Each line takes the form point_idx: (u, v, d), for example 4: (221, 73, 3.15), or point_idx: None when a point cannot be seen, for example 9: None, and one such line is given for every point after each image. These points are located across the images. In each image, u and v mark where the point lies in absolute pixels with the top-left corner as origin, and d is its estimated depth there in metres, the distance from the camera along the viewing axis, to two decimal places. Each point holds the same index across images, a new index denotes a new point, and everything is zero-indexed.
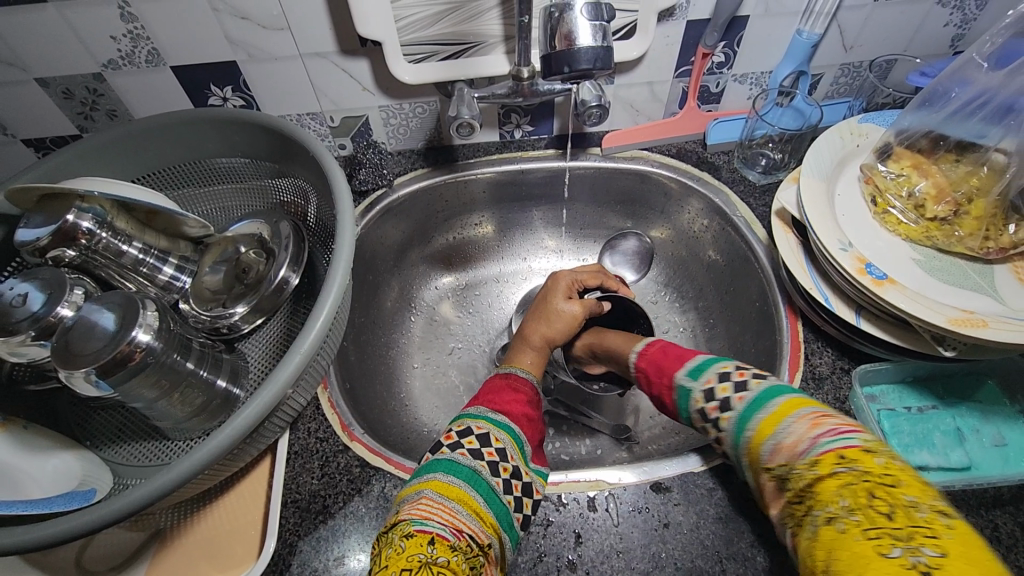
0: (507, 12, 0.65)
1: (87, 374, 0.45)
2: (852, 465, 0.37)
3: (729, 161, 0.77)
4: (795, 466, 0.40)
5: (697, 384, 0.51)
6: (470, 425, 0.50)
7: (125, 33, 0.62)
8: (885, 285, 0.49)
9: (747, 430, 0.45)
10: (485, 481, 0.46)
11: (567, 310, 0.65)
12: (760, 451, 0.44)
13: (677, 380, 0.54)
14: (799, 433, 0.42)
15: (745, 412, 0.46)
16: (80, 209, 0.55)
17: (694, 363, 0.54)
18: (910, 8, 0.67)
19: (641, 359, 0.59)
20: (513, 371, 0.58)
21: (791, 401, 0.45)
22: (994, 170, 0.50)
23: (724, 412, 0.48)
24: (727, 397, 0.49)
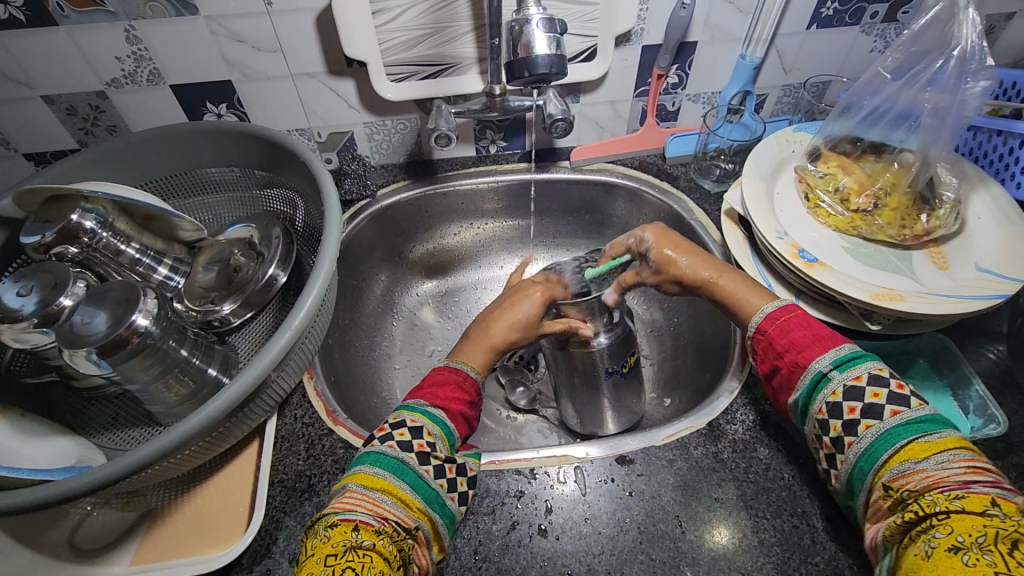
0: (480, 36, 0.72)
1: (89, 353, 0.49)
2: (1008, 515, 0.35)
3: (686, 172, 0.84)
4: (937, 494, 0.37)
5: (840, 375, 0.45)
6: (404, 419, 0.49)
7: (129, 54, 0.68)
8: (815, 267, 0.56)
9: (892, 446, 0.41)
10: (413, 471, 0.46)
11: (524, 311, 0.59)
12: (889, 467, 0.41)
13: (816, 363, 0.47)
14: (957, 471, 0.38)
15: (900, 430, 0.41)
16: (84, 209, 0.60)
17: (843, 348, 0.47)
18: (838, 35, 0.75)
19: (759, 333, 0.52)
20: (448, 364, 0.55)
21: (952, 443, 0.40)
22: (904, 165, 0.59)
23: (869, 417, 0.43)
24: (866, 410, 0.44)
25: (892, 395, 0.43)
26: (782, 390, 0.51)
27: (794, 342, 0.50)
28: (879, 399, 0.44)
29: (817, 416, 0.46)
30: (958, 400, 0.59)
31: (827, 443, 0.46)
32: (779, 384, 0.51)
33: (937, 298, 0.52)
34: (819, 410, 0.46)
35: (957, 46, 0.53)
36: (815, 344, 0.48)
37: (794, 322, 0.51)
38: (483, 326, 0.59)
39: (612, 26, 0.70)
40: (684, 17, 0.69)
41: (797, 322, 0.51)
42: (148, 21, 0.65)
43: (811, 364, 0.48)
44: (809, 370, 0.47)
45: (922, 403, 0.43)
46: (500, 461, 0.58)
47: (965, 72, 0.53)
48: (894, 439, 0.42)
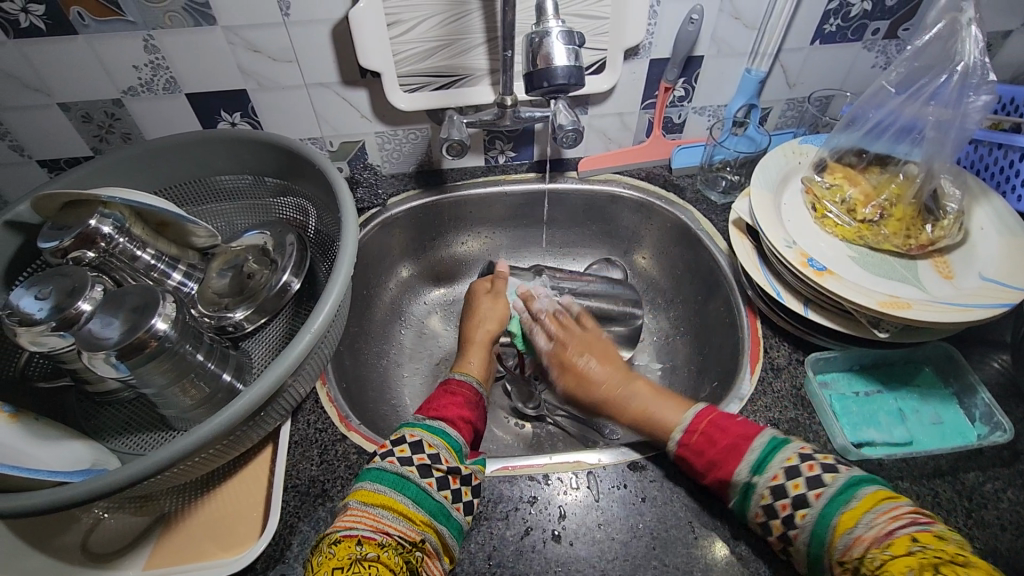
0: (492, 49, 0.73)
1: (108, 355, 0.49)
2: (926, 545, 0.39)
3: (693, 183, 0.86)
4: (873, 556, 0.40)
5: (760, 478, 0.48)
6: (404, 434, 0.52)
7: (146, 63, 0.69)
8: (824, 275, 0.57)
9: (829, 523, 0.44)
10: (414, 484, 0.48)
11: (489, 306, 0.72)
12: (834, 542, 0.43)
13: (738, 476, 0.49)
14: (879, 522, 0.42)
15: (827, 508, 0.45)
16: (102, 214, 0.60)
17: (757, 451, 0.49)
18: (840, 51, 0.77)
19: (682, 444, 0.53)
20: (454, 376, 0.61)
21: (867, 497, 0.44)
22: (909, 176, 0.60)
23: (799, 507, 0.46)
24: (790, 514, 0.46)
25: (810, 477, 0.47)
26: (719, 489, 0.52)
27: (717, 451, 0.51)
28: (810, 476, 0.47)
29: (760, 504, 0.48)
30: (965, 409, 0.60)
31: (777, 526, 0.47)
32: (713, 490, 0.52)
33: (942, 307, 0.53)
34: (756, 514, 0.48)
35: (961, 61, 0.54)
36: (732, 457, 0.50)
37: (712, 433, 0.52)
38: (468, 334, 0.69)
39: (622, 40, 0.71)
40: (691, 31, 0.71)
41: (714, 429, 0.52)
42: (167, 30, 0.66)
43: (735, 474, 0.50)
44: (736, 483, 0.49)
45: (833, 473, 0.46)
46: (514, 467, 0.58)
47: (967, 87, 0.54)
48: (828, 517, 0.44)
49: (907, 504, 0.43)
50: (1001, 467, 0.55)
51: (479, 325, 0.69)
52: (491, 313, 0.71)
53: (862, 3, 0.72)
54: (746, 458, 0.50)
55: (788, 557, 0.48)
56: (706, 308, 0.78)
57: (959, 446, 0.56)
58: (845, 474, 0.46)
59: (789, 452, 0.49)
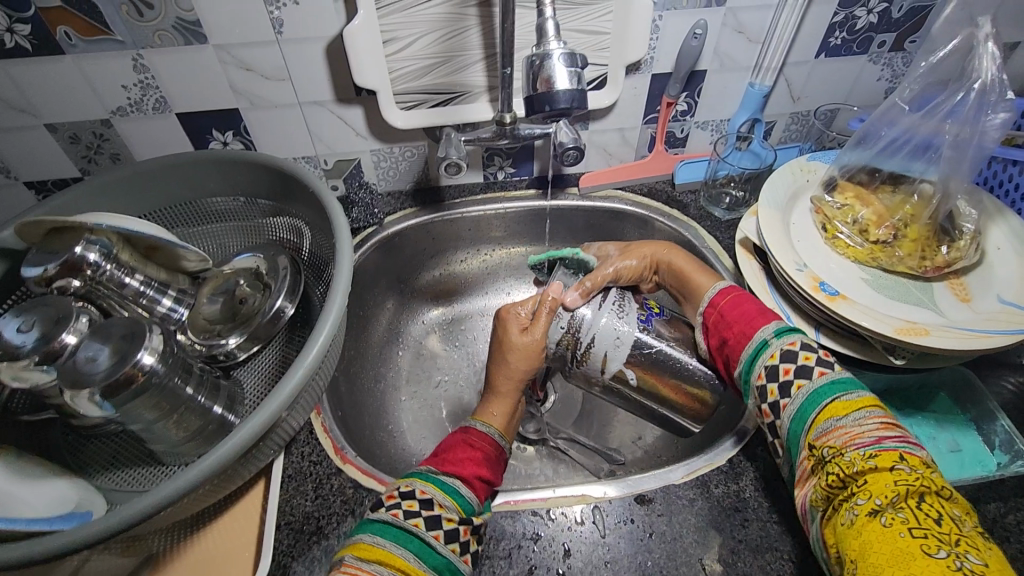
0: (490, 66, 0.71)
1: (93, 394, 0.48)
2: (912, 466, 0.41)
3: (696, 200, 0.84)
4: (855, 452, 0.43)
5: (777, 341, 0.52)
6: (415, 487, 0.50)
7: (135, 82, 0.67)
8: (837, 300, 0.55)
9: (817, 405, 0.47)
10: (418, 537, 0.46)
11: (524, 345, 0.63)
12: (815, 426, 0.46)
13: (759, 333, 0.54)
14: (871, 427, 0.44)
15: (823, 390, 0.48)
16: (89, 240, 0.58)
17: (772, 326, 0.54)
18: (846, 64, 0.76)
19: (709, 308, 0.60)
20: (475, 425, 0.60)
21: (861, 401, 0.46)
22: (923, 197, 0.58)
23: (799, 377, 0.50)
24: (786, 382, 0.50)
25: (821, 358, 0.50)
26: (728, 360, 0.57)
27: (734, 318, 0.58)
28: (809, 362, 0.50)
29: (756, 381, 0.53)
30: (983, 436, 0.58)
31: (767, 402, 0.51)
32: (722, 356, 0.59)
33: (961, 332, 0.51)
34: (757, 376, 0.53)
35: (979, 78, 0.52)
36: (761, 317, 0.56)
37: (742, 300, 0.59)
38: (492, 377, 0.65)
39: (623, 55, 0.69)
40: (695, 46, 0.69)
41: (739, 300, 0.59)
42: (156, 49, 0.64)
43: (757, 334, 0.55)
44: (753, 340, 0.54)
45: (841, 366, 0.50)
46: (517, 501, 0.56)
47: (985, 104, 0.53)
48: (816, 400, 0.48)
49: (897, 422, 0.45)
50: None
51: (509, 368, 0.63)
52: (522, 356, 0.63)
53: (868, 15, 0.70)
54: (766, 329, 0.54)
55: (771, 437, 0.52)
56: None
57: (979, 476, 0.54)
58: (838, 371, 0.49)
59: (773, 351, 0.53)
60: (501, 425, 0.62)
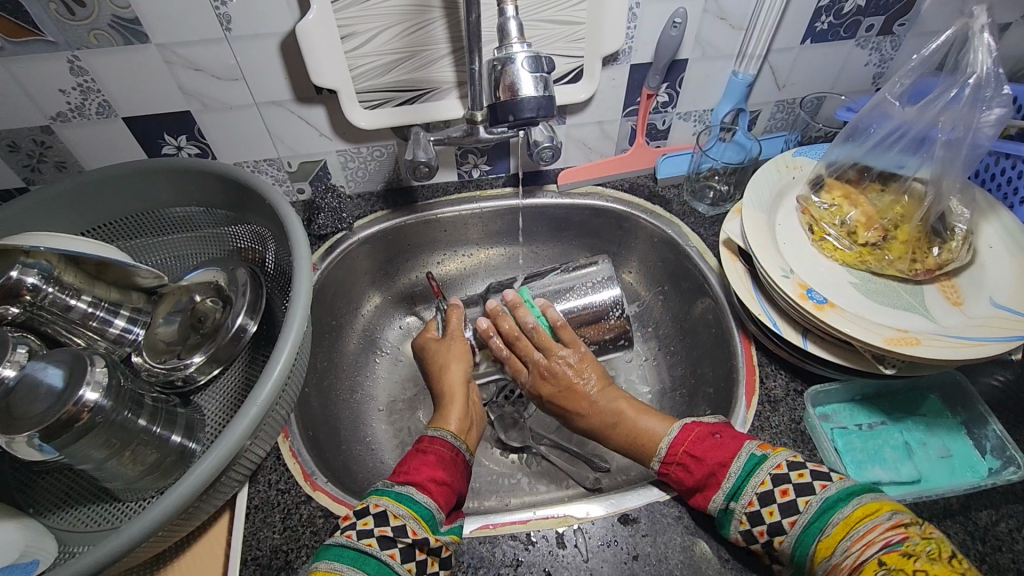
0: (459, 60, 0.67)
1: (31, 437, 0.44)
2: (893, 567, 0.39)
3: (679, 195, 0.81)
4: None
5: (736, 505, 0.48)
6: (369, 503, 0.47)
7: (74, 86, 0.61)
8: (825, 309, 0.52)
9: (808, 547, 0.44)
10: (375, 557, 0.43)
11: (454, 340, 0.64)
12: (816, 565, 0.44)
13: (715, 502, 0.49)
14: (851, 550, 0.42)
15: (804, 535, 0.45)
16: (25, 264, 0.54)
17: (732, 478, 0.49)
18: (833, 50, 0.72)
19: (667, 465, 0.52)
20: (427, 433, 0.56)
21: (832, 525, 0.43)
22: (915, 197, 0.56)
23: (776, 534, 0.46)
24: (768, 539, 0.47)
25: (784, 502, 0.46)
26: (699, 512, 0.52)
27: (700, 475, 0.50)
28: (790, 497, 0.46)
29: (741, 528, 0.48)
30: (974, 440, 0.56)
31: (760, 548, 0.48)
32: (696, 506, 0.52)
33: (954, 340, 0.49)
34: (737, 538, 0.49)
35: (974, 72, 0.50)
36: (719, 473, 0.49)
37: (699, 445, 0.52)
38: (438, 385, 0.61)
39: (600, 46, 0.65)
40: (675, 36, 0.66)
41: (698, 444, 0.52)
42: (94, 50, 0.59)
43: (714, 500, 0.49)
44: (712, 509, 0.49)
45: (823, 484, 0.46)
46: (496, 524, 0.54)
47: (979, 100, 0.50)
48: (807, 542, 0.45)
49: (873, 516, 0.42)
50: (1016, 504, 0.52)
51: (449, 372, 0.62)
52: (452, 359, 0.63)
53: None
54: (722, 486, 0.49)
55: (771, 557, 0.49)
56: (698, 329, 0.73)
57: (971, 483, 0.52)
58: (825, 492, 0.45)
59: (762, 473, 0.48)
60: (458, 427, 0.58)
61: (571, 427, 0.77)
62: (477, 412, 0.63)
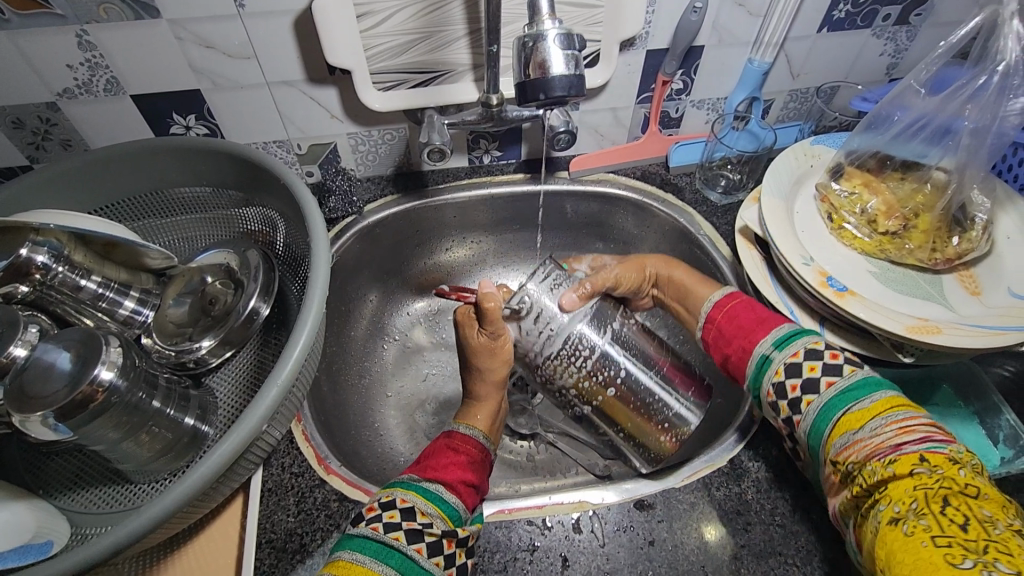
0: (475, 41, 0.66)
1: (45, 417, 0.43)
2: (933, 469, 0.38)
3: (691, 183, 0.80)
4: (874, 462, 0.40)
5: (779, 354, 0.49)
6: (396, 497, 0.46)
7: (82, 62, 0.60)
8: (846, 297, 0.52)
9: (829, 420, 0.44)
10: (401, 551, 0.43)
11: (478, 342, 0.58)
12: (833, 441, 0.43)
13: (759, 347, 0.51)
14: (887, 433, 0.40)
15: (836, 403, 0.44)
16: (35, 242, 0.53)
17: (775, 335, 0.50)
18: (849, 38, 0.72)
19: (708, 324, 0.57)
20: (459, 431, 0.55)
21: (866, 409, 0.43)
22: (937, 186, 0.56)
23: (807, 393, 0.46)
24: (795, 399, 0.47)
25: (828, 364, 0.46)
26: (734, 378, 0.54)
27: (749, 325, 0.53)
28: (815, 372, 0.47)
29: (775, 379, 0.49)
30: (986, 430, 0.57)
31: (782, 417, 0.48)
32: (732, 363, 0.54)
33: (973, 329, 0.50)
34: (768, 392, 0.49)
35: (1002, 61, 0.49)
36: (760, 328, 0.52)
37: (743, 305, 0.55)
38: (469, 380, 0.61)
39: (618, 31, 0.65)
40: (694, 21, 0.65)
41: (745, 306, 0.55)
42: (103, 25, 0.57)
43: (755, 347, 0.51)
44: (754, 354, 0.51)
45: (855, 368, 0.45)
46: (511, 510, 0.54)
47: (1006, 88, 0.50)
48: (829, 413, 0.45)
49: (908, 416, 0.41)
50: None
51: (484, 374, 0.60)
52: (488, 360, 0.59)
53: None
54: (768, 336, 0.51)
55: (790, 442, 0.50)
56: None
57: (986, 470, 0.53)
58: (867, 372, 0.45)
59: (798, 346, 0.49)
60: (485, 426, 0.58)
61: None
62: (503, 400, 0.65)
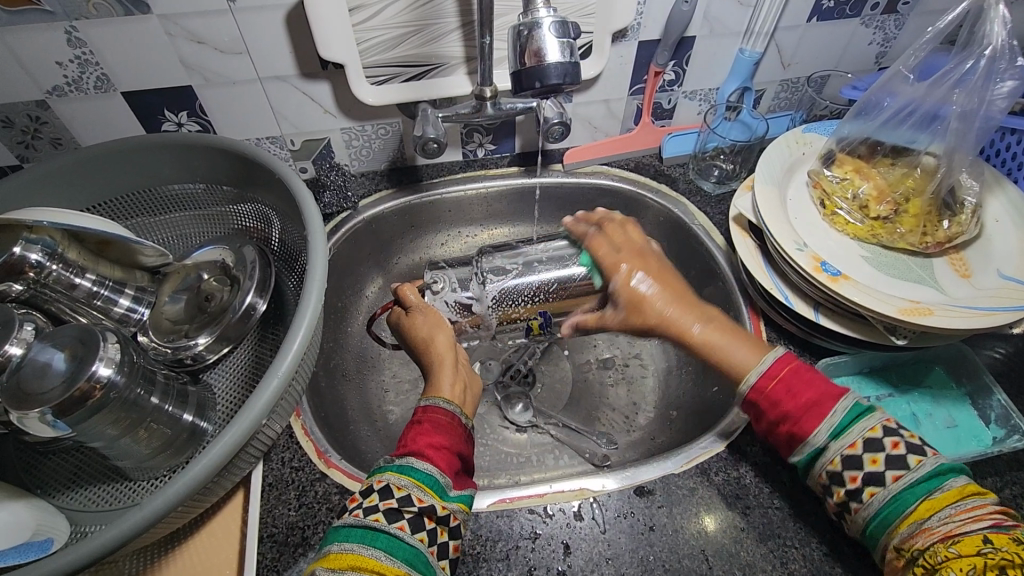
0: (467, 34, 0.66)
1: (43, 414, 0.43)
2: (1000, 547, 0.37)
3: (685, 173, 0.81)
4: (935, 547, 0.38)
5: (836, 445, 0.45)
6: (371, 480, 0.46)
7: (71, 58, 0.59)
8: (839, 281, 0.53)
9: (901, 511, 0.41)
10: (385, 531, 0.43)
11: (423, 317, 0.64)
12: (897, 529, 0.41)
13: (813, 438, 0.46)
14: (949, 518, 0.39)
15: (906, 493, 0.41)
16: (28, 240, 0.53)
17: (836, 417, 0.45)
18: (838, 28, 0.72)
19: (754, 392, 0.49)
20: (421, 405, 0.54)
21: (928, 499, 0.40)
22: (927, 170, 0.57)
23: (871, 484, 0.43)
24: (855, 488, 0.44)
25: (893, 455, 0.43)
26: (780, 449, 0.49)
27: (796, 406, 0.47)
28: (877, 467, 0.43)
29: (828, 468, 0.45)
30: (978, 410, 0.57)
31: (836, 498, 0.45)
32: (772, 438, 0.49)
33: (966, 311, 0.50)
34: (819, 476, 0.46)
35: (989, 44, 0.50)
36: (810, 416, 0.46)
37: (788, 379, 0.48)
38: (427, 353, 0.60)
39: (610, 22, 0.65)
40: (685, 11, 0.65)
41: (797, 377, 0.48)
42: (92, 21, 0.57)
43: (807, 437, 0.46)
44: (804, 445, 0.46)
45: (924, 458, 0.42)
46: (512, 499, 0.54)
47: (993, 72, 0.51)
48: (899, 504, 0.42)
49: (968, 502, 0.39)
50: (1020, 471, 0.53)
51: (433, 343, 0.61)
52: (427, 324, 0.63)
53: None
54: (826, 421, 0.46)
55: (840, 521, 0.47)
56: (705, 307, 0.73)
57: (977, 451, 0.53)
58: (937, 458, 0.42)
59: (872, 422, 0.45)
60: (450, 395, 0.56)
61: (578, 406, 0.77)
62: (471, 376, 0.62)
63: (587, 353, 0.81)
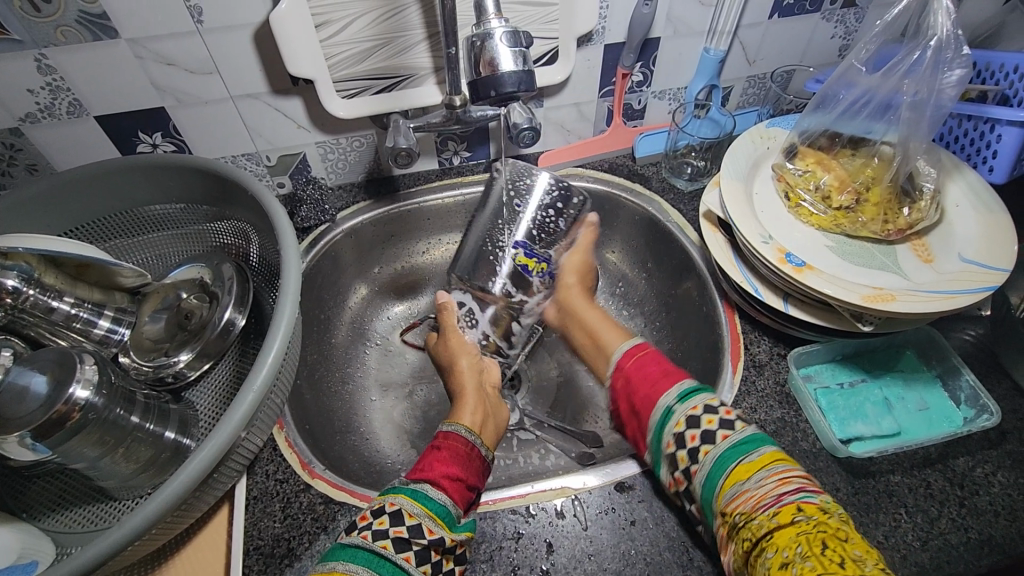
0: (434, 45, 0.67)
1: (22, 438, 0.44)
2: (811, 516, 0.38)
3: (658, 171, 0.82)
4: (758, 515, 0.40)
5: (680, 406, 0.49)
6: (384, 502, 0.47)
7: (42, 85, 0.60)
8: (804, 271, 0.54)
9: (724, 471, 0.44)
10: (389, 560, 0.43)
11: (451, 345, 0.69)
12: (722, 493, 0.43)
13: (663, 400, 0.50)
14: (768, 486, 0.41)
15: (728, 453, 0.44)
16: (4, 266, 0.53)
17: (684, 385, 0.50)
18: (799, 24, 0.74)
19: (618, 371, 0.56)
20: (441, 429, 0.56)
21: (744, 465, 0.43)
22: (884, 159, 0.58)
23: (705, 443, 0.46)
24: (693, 450, 0.46)
25: (723, 418, 0.47)
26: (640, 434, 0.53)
27: (652, 379, 0.53)
28: (713, 425, 0.46)
29: (667, 450, 0.48)
30: (949, 392, 0.58)
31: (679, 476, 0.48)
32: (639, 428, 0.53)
33: (927, 295, 0.52)
34: (667, 444, 0.48)
35: (934, 36, 0.51)
36: (665, 380, 0.51)
37: (649, 362, 0.54)
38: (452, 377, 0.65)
39: (573, 26, 0.66)
40: (646, 14, 0.66)
41: (653, 360, 0.55)
42: (61, 47, 0.57)
43: (660, 400, 0.50)
44: (658, 407, 0.50)
45: (744, 424, 0.46)
46: (495, 500, 0.55)
47: (941, 62, 0.52)
48: (726, 463, 0.44)
49: (774, 469, 0.42)
50: (990, 449, 0.54)
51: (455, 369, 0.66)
52: (452, 351, 0.68)
53: None
54: (674, 388, 0.50)
55: (685, 503, 0.48)
56: (683, 302, 0.74)
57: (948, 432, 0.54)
58: (754, 428, 0.46)
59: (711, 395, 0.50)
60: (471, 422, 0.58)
61: (563, 406, 0.78)
62: (495, 404, 0.65)
63: (571, 352, 0.82)
